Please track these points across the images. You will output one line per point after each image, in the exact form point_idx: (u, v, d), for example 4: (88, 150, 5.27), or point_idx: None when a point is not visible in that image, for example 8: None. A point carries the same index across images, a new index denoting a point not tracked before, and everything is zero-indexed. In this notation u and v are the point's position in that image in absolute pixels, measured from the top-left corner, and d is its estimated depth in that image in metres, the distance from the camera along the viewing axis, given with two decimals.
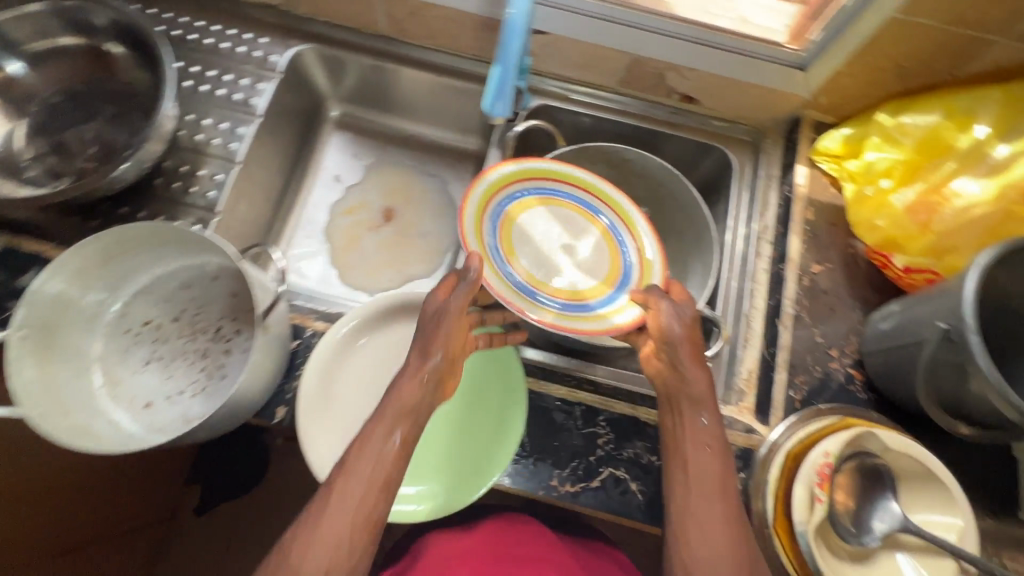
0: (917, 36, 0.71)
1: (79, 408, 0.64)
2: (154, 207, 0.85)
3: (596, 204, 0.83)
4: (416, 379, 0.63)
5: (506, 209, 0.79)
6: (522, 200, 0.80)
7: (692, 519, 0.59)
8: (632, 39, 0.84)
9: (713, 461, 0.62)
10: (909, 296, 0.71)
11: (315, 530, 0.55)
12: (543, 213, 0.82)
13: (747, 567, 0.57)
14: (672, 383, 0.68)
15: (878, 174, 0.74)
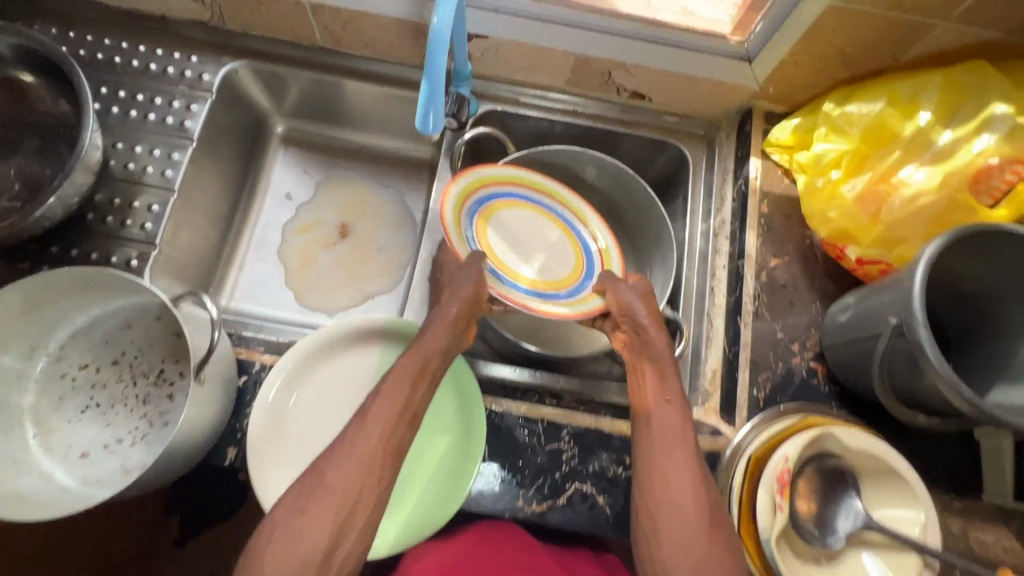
0: (857, 23, 0.70)
1: (7, 464, 0.61)
2: (87, 243, 0.81)
3: (555, 204, 0.82)
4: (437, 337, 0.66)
5: (469, 216, 0.76)
6: (482, 206, 0.78)
7: (656, 471, 0.61)
8: (575, 40, 0.81)
9: (673, 414, 0.64)
10: (864, 287, 0.70)
11: (309, 504, 0.56)
12: (502, 217, 0.79)
13: (704, 509, 0.59)
14: (639, 353, 0.70)
15: (827, 165, 0.72)
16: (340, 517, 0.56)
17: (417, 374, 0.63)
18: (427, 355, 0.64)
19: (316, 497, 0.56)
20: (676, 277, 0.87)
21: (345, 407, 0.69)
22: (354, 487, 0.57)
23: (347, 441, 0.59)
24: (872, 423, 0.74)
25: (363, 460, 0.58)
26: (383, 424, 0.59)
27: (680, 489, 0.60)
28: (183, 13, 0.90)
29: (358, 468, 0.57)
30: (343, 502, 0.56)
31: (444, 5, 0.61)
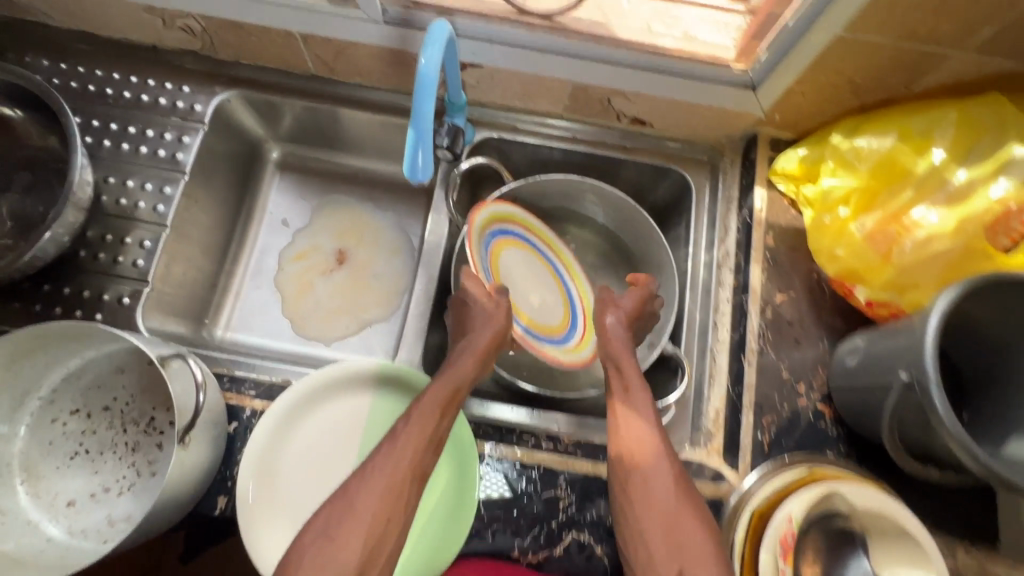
0: (867, 53, 0.66)
1: None
2: (79, 282, 0.80)
3: (550, 253, 0.86)
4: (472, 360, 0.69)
5: (486, 247, 0.77)
6: (495, 240, 0.79)
7: (631, 461, 0.64)
8: (572, 69, 0.79)
9: (641, 406, 0.68)
10: (874, 330, 0.67)
11: (338, 529, 0.54)
12: (509, 253, 0.81)
13: (675, 491, 0.62)
14: (603, 351, 0.75)
15: (835, 201, 0.69)
16: (370, 542, 0.54)
17: (448, 400, 0.65)
18: (456, 382, 0.66)
19: (345, 521, 0.55)
20: (679, 310, 0.85)
21: (337, 456, 0.68)
22: (384, 510, 0.56)
23: (377, 463, 0.58)
24: (882, 469, 0.71)
25: (392, 482, 0.57)
26: (416, 446, 0.60)
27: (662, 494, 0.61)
28: (174, 42, 0.88)
29: (389, 489, 0.57)
30: (373, 525, 0.55)
31: (429, 48, 0.59)
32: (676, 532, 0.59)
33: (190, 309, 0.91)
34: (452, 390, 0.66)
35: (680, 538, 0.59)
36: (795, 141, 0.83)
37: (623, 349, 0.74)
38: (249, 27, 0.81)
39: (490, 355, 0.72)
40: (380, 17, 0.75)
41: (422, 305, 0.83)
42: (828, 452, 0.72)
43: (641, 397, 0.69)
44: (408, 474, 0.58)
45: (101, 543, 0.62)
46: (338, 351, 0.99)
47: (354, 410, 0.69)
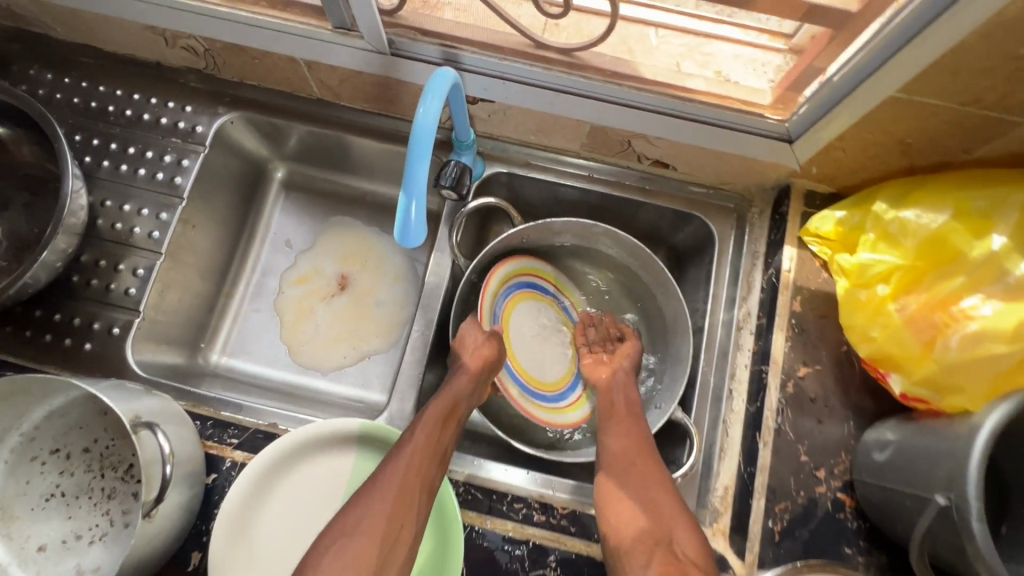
0: (924, 115, 0.58)
1: None
2: (71, 308, 0.78)
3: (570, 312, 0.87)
4: (468, 378, 0.70)
5: (507, 299, 0.81)
6: (516, 290, 0.82)
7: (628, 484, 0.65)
8: (589, 110, 0.73)
9: (630, 429, 0.71)
10: (907, 424, 0.60)
11: (349, 540, 0.56)
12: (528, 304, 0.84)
13: (670, 504, 0.64)
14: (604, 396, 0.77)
15: (873, 278, 0.63)
16: (382, 550, 0.56)
17: (448, 413, 0.67)
18: (453, 399, 0.68)
19: (356, 532, 0.56)
20: (692, 371, 0.79)
21: (315, 519, 0.65)
22: (395, 518, 0.58)
23: (384, 475, 0.60)
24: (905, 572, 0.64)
25: (400, 492, 0.59)
26: (421, 459, 0.62)
27: (651, 480, 0.65)
28: (178, 60, 0.85)
29: (399, 499, 0.59)
30: (387, 529, 0.57)
31: (429, 98, 0.54)
32: (665, 508, 0.63)
33: (184, 334, 0.88)
34: (450, 407, 0.68)
35: (668, 515, 0.62)
36: (832, 195, 0.76)
37: (622, 378, 0.78)
38: (251, 50, 0.77)
39: (489, 376, 0.73)
40: (385, 48, 0.70)
41: (418, 351, 0.79)
42: (846, 548, 0.66)
43: (630, 409, 0.73)
44: (415, 484, 0.60)
45: None
46: (334, 383, 0.94)
47: (336, 472, 0.66)
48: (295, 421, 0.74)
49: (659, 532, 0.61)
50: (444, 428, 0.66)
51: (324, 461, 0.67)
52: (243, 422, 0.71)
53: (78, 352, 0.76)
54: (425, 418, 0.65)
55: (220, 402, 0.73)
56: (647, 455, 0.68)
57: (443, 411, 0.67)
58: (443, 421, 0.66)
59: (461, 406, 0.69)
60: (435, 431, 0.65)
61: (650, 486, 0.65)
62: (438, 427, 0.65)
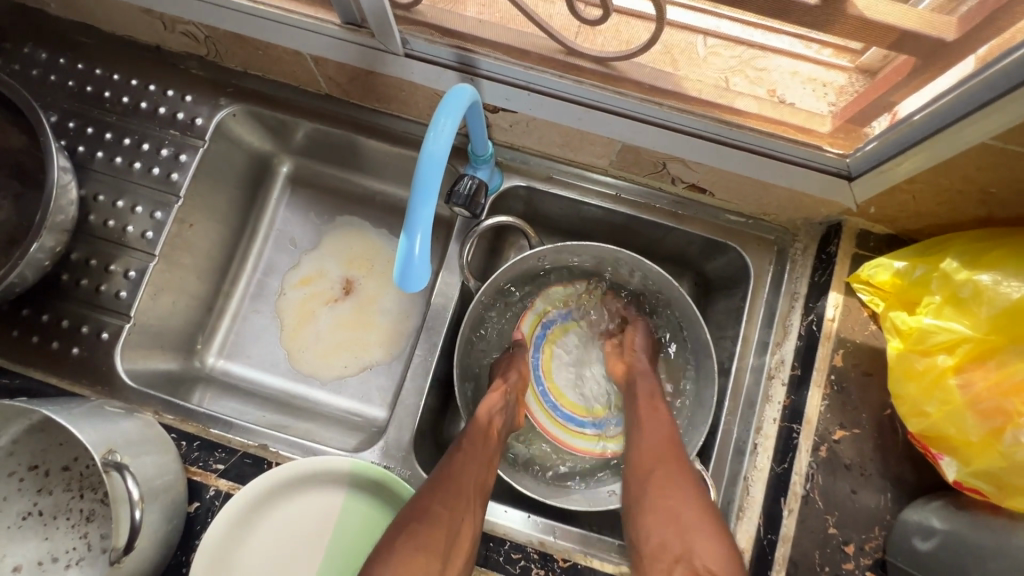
0: (1015, 166, 0.50)
1: None
2: (59, 309, 0.74)
3: None
4: (501, 394, 0.70)
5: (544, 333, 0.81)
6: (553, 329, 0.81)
7: (647, 500, 0.60)
8: (623, 129, 0.65)
9: (661, 426, 0.66)
10: (958, 514, 0.54)
11: (419, 526, 0.54)
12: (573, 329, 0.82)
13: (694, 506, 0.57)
14: (630, 378, 0.74)
15: (934, 347, 0.55)
16: (450, 539, 0.54)
17: (492, 428, 0.66)
18: (493, 411, 0.67)
19: (424, 519, 0.55)
20: (714, 418, 0.73)
21: (301, 559, 0.61)
22: (459, 510, 0.56)
23: (446, 470, 0.59)
24: None
25: (463, 485, 0.58)
26: (481, 459, 0.62)
27: (668, 497, 0.58)
28: (178, 45, 0.79)
29: (464, 492, 0.58)
30: (452, 524, 0.55)
31: (442, 120, 0.48)
32: (687, 518, 0.56)
33: (180, 338, 0.84)
34: (495, 417, 0.67)
35: (687, 528, 0.55)
36: (889, 237, 0.68)
37: (646, 375, 0.73)
38: (254, 40, 0.71)
39: (517, 398, 0.73)
40: (397, 49, 0.63)
41: (420, 377, 0.74)
42: None
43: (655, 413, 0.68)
44: (476, 481, 0.60)
45: None
46: (333, 394, 0.88)
47: (326, 509, 0.62)
48: (287, 444, 0.70)
49: (680, 545, 0.54)
50: (494, 434, 0.66)
51: (314, 497, 0.62)
52: (231, 444, 0.68)
53: (66, 356, 0.73)
54: (476, 428, 0.65)
55: (209, 419, 0.70)
56: (668, 462, 0.62)
57: (487, 420, 0.66)
58: (491, 427, 0.66)
59: (503, 419, 0.69)
60: (487, 435, 0.65)
61: (666, 499, 0.58)
62: (488, 432, 0.65)
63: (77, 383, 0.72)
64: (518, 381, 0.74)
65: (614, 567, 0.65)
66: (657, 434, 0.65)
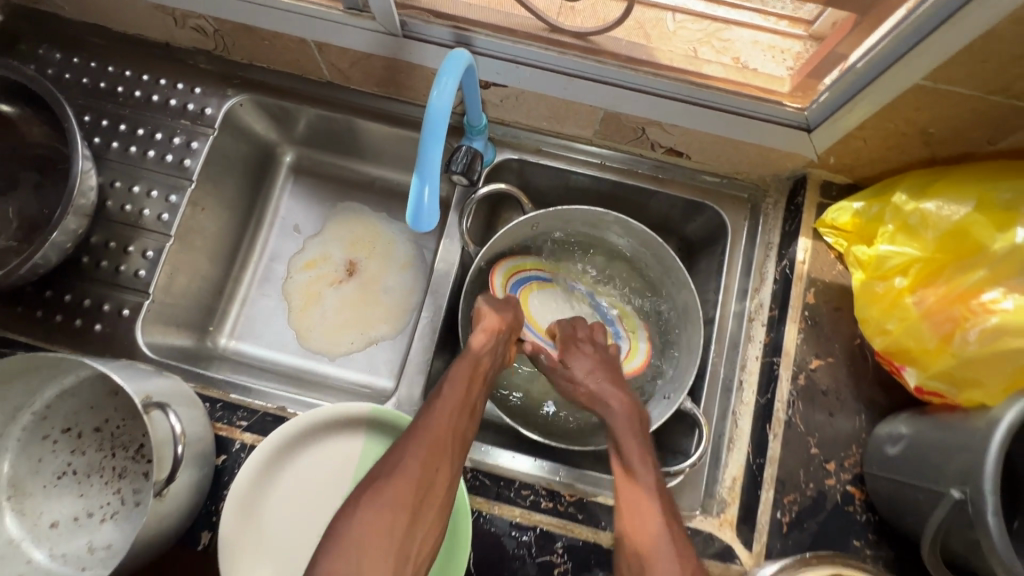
0: (949, 105, 0.58)
1: None
2: (81, 289, 0.78)
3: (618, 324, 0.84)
4: (487, 332, 0.71)
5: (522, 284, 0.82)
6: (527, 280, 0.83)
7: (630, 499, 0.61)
8: (604, 95, 0.71)
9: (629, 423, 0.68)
10: (922, 419, 0.60)
11: (389, 481, 0.58)
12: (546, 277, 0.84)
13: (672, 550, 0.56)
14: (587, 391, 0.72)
15: (890, 271, 0.62)
16: (419, 492, 0.57)
17: (472, 374, 0.67)
18: (482, 355, 0.69)
19: (396, 473, 0.58)
20: (702, 362, 0.79)
21: (328, 500, 0.65)
22: (433, 461, 0.59)
23: (424, 420, 0.62)
24: (912, 563, 0.64)
25: (436, 437, 0.61)
26: (461, 406, 0.64)
27: (641, 507, 0.60)
28: (187, 41, 0.85)
29: (439, 442, 0.61)
30: (423, 475, 0.58)
31: (444, 79, 0.54)
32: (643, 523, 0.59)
33: (194, 318, 0.88)
34: (481, 362, 0.69)
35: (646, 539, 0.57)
36: (849, 187, 0.75)
37: (603, 402, 0.70)
38: (260, 31, 0.77)
39: (510, 336, 0.73)
40: (396, 30, 0.69)
41: (427, 337, 0.79)
42: (855, 541, 0.65)
43: (626, 420, 0.68)
44: (452, 431, 0.62)
45: (78, 572, 0.60)
46: (342, 369, 0.93)
47: (346, 449, 0.66)
48: (304, 404, 0.74)
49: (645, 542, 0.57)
50: (478, 379, 0.68)
51: (336, 442, 0.67)
52: (253, 405, 0.72)
53: (88, 333, 0.76)
54: (453, 376, 0.66)
55: (229, 385, 0.74)
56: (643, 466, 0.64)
57: (471, 366, 0.68)
58: (475, 371, 0.68)
59: (490, 360, 0.70)
60: (468, 382, 0.66)
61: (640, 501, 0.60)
62: (472, 377, 0.67)
63: (101, 356, 0.76)
64: (514, 320, 0.74)
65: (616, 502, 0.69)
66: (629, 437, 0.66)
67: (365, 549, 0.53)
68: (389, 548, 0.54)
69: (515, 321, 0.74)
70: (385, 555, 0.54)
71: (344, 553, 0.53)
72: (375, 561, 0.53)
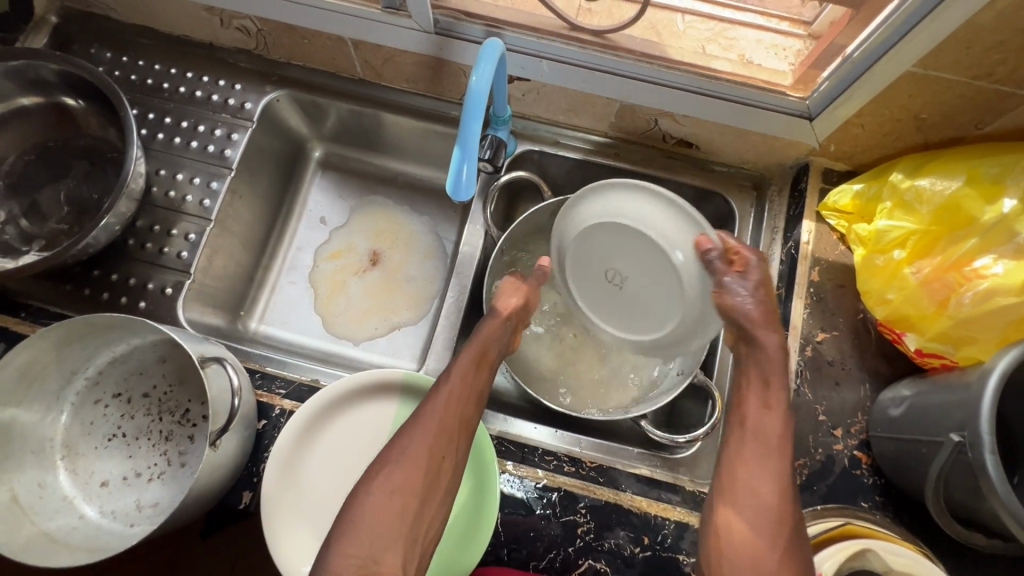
0: (939, 91, 0.63)
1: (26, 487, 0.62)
2: (127, 269, 0.83)
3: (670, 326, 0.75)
4: (499, 321, 0.73)
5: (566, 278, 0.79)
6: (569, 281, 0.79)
7: (755, 439, 0.64)
8: (620, 87, 0.77)
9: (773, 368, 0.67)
10: (923, 381, 0.64)
11: (395, 471, 0.61)
12: (597, 240, 0.74)
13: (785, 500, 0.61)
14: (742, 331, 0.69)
15: (889, 243, 0.68)
16: (426, 480, 0.61)
17: (478, 360, 0.69)
18: (488, 342, 0.71)
19: (402, 462, 0.61)
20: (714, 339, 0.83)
21: (362, 460, 0.69)
22: (439, 449, 0.62)
23: (427, 410, 0.64)
24: (918, 523, 0.67)
25: (442, 426, 0.63)
26: (467, 394, 0.66)
27: (749, 466, 0.63)
28: (230, 41, 0.91)
29: (443, 431, 0.63)
30: (430, 462, 0.61)
31: (482, 65, 0.59)
32: (751, 463, 0.63)
33: (228, 301, 0.93)
34: (486, 349, 0.70)
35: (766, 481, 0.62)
36: (848, 173, 0.80)
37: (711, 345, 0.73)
38: (301, 29, 0.83)
39: (517, 326, 0.75)
40: (430, 28, 0.75)
41: (453, 315, 0.83)
42: (862, 502, 0.69)
43: (773, 370, 0.67)
44: (458, 417, 0.64)
45: (128, 527, 0.64)
46: (366, 352, 0.97)
47: (378, 415, 0.71)
48: (337, 376, 0.78)
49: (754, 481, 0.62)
50: (484, 364, 0.69)
51: (368, 409, 0.71)
52: (289, 377, 0.76)
53: (133, 309, 0.81)
54: (458, 364, 0.67)
55: (265, 358, 0.78)
56: (768, 429, 0.64)
57: (476, 353, 0.69)
58: (481, 358, 0.69)
59: (495, 346, 0.71)
60: (474, 369, 0.68)
61: (757, 444, 0.64)
62: (478, 364, 0.69)
63: None
64: (518, 309, 0.75)
65: (635, 469, 0.72)
66: (757, 382, 0.68)
67: (377, 533, 0.58)
68: (400, 530, 0.59)
69: (522, 310, 0.76)
70: (397, 538, 0.58)
71: (358, 536, 0.58)
72: (387, 543, 0.58)
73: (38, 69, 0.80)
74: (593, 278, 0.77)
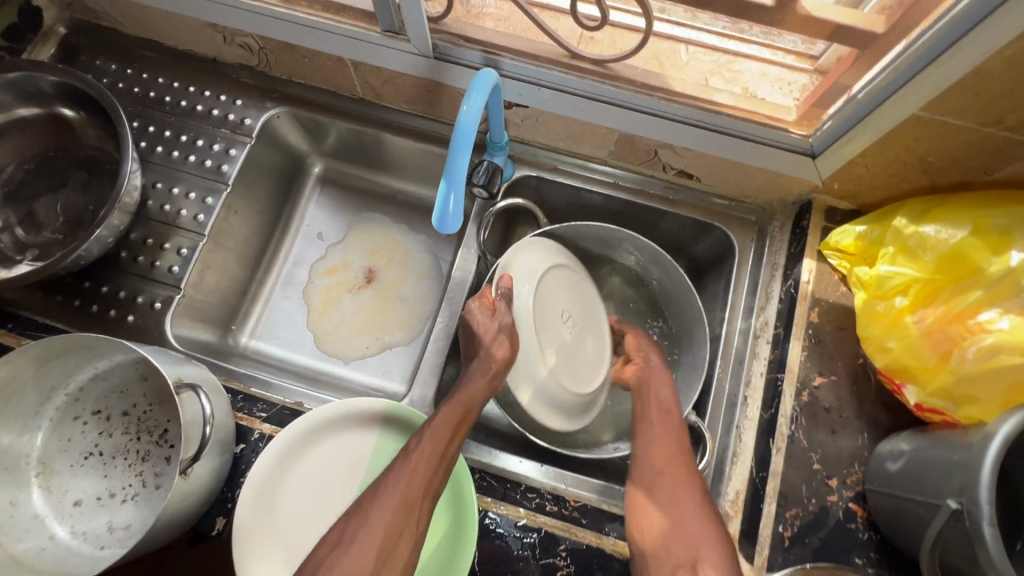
0: (947, 136, 0.61)
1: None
2: (119, 282, 0.83)
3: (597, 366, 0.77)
4: (487, 379, 0.69)
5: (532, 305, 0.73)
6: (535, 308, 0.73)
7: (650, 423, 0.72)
8: (619, 117, 0.76)
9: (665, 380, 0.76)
10: (922, 435, 0.62)
11: (348, 546, 0.58)
12: (559, 279, 0.77)
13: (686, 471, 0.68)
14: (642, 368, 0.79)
15: (891, 290, 0.66)
16: (377, 562, 0.57)
17: (455, 425, 0.67)
18: (469, 405, 0.69)
19: (356, 537, 0.59)
20: (709, 376, 0.81)
21: (340, 491, 0.68)
22: (398, 525, 0.60)
23: (392, 478, 0.62)
24: None
25: (405, 498, 0.61)
26: (436, 464, 0.63)
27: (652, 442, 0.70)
28: (233, 57, 0.91)
29: (405, 504, 0.61)
30: (385, 539, 0.59)
31: (473, 95, 0.58)
32: (657, 451, 0.69)
33: (219, 316, 0.92)
34: (464, 414, 0.68)
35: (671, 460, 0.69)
36: (853, 212, 0.78)
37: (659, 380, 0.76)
38: (302, 49, 0.83)
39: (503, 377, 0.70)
40: (428, 51, 0.75)
41: (442, 341, 0.82)
42: (856, 558, 0.66)
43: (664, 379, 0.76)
44: (422, 489, 0.62)
45: (97, 550, 0.63)
46: (356, 372, 0.95)
47: (359, 447, 0.69)
48: (320, 400, 0.76)
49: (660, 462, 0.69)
50: (460, 432, 0.67)
51: (348, 438, 0.70)
52: (272, 399, 0.74)
53: (121, 323, 0.80)
54: (433, 429, 0.66)
55: (249, 377, 0.76)
56: (669, 428, 0.71)
57: (454, 418, 0.67)
58: (457, 425, 0.67)
59: (475, 411, 0.69)
60: (449, 437, 0.66)
61: (659, 430, 0.71)
62: (454, 431, 0.67)
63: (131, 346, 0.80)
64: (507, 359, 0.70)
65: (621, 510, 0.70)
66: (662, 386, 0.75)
67: None
68: None
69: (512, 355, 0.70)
70: None
71: None
72: None
73: (38, 80, 0.80)
74: (553, 315, 0.75)
